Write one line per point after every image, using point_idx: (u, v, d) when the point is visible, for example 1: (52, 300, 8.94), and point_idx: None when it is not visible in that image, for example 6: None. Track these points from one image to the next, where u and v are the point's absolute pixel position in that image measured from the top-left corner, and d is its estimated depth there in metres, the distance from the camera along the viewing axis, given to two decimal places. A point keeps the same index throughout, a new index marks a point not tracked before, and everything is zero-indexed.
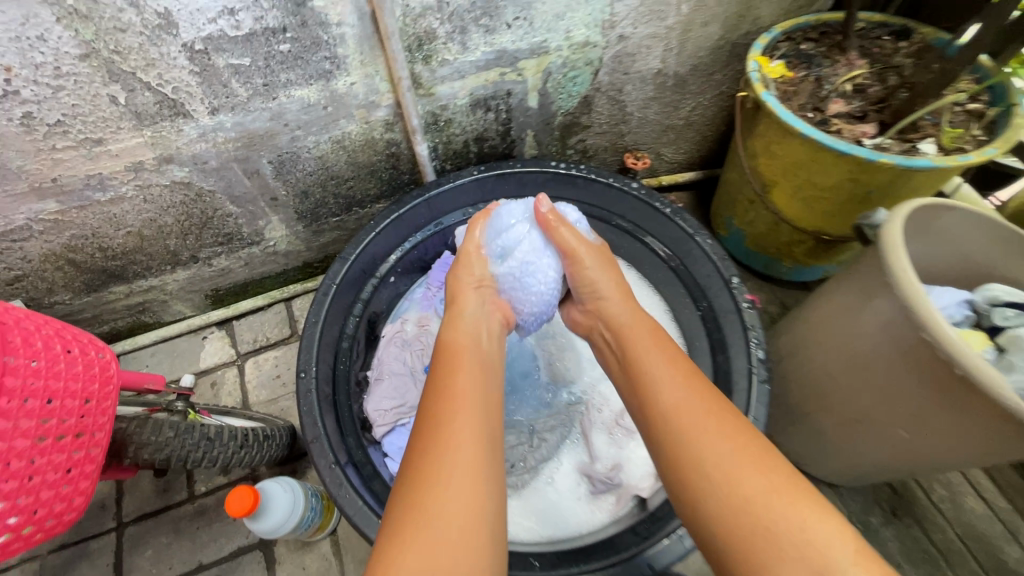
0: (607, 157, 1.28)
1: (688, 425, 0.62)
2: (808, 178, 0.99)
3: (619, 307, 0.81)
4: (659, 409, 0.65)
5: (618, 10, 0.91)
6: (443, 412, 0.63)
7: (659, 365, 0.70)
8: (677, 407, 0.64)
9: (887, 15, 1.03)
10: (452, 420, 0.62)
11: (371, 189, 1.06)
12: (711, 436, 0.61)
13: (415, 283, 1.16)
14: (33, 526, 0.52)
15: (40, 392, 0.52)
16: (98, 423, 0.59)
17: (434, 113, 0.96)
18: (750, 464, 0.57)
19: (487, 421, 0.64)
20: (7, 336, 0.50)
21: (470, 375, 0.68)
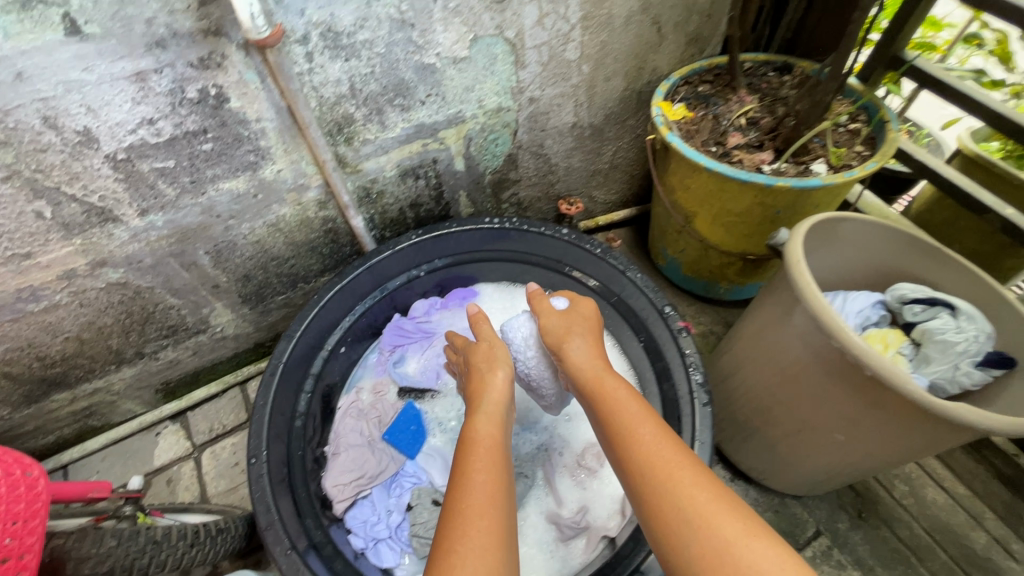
0: (542, 205, 1.35)
1: (655, 461, 0.61)
2: (721, 206, 1.06)
3: (593, 361, 0.81)
4: (628, 455, 0.64)
5: (524, 76, 0.99)
6: (465, 496, 0.60)
7: (626, 410, 0.69)
8: (650, 451, 0.62)
9: (768, 55, 1.15)
10: (474, 503, 0.59)
11: (314, 263, 1.09)
12: (684, 480, 0.58)
13: (368, 350, 1.17)
14: None
15: None
16: (26, 545, 0.57)
17: (364, 187, 1.00)
18: (711, 503, 0.55)
19: (501, 502, 0.60)
20: None
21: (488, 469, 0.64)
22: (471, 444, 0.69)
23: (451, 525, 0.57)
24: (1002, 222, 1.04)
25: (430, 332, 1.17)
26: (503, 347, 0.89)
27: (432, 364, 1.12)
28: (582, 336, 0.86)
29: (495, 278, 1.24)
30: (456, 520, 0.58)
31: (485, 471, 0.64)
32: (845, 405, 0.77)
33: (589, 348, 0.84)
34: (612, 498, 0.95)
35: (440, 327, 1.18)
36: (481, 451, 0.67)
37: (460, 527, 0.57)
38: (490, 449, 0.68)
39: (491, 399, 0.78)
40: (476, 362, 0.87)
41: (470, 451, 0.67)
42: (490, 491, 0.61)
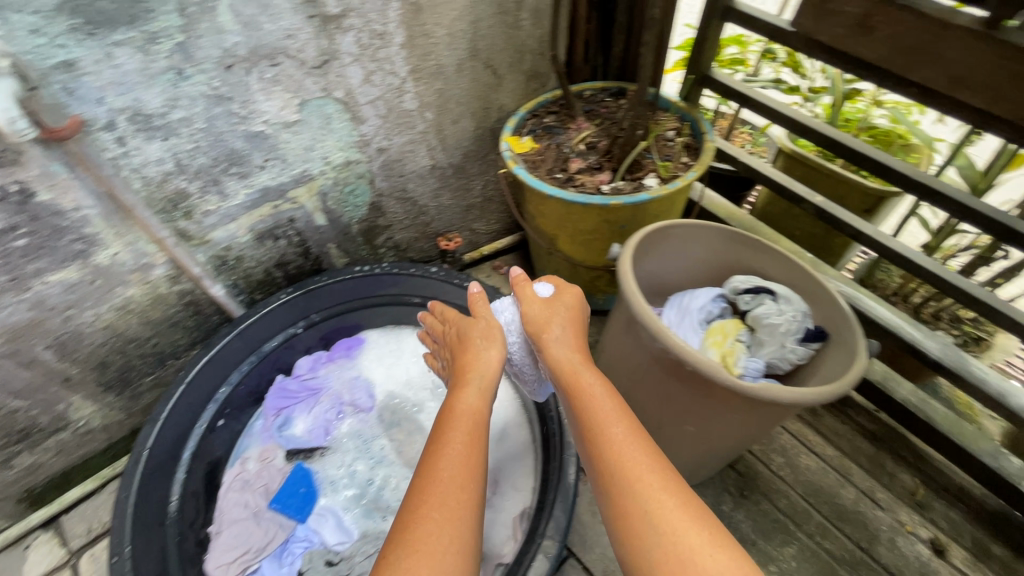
0: (422, 244, 1.38)
1: (626, 463, 0.63)
2: (574, 227, 1.13)
3: (569, 351, 0.78)
4: (601, 457, 0.65)
5: (366, 130, 1.03)
6: (445, 483, 0.61)
7: (601, 407, 0.69)
8: (621, 451, 0.64)
9: (603, 83, 1.25)
10: (450, 495, 0.60)
11: (180, 338, 1.06)
12: (653, 486, 0.60)
13: (254, 417, 1.14)
14: None
15: None
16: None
17: (219, 256, 1.00)
18: (676, 509, 0.58)
19: (471, 487, 0.61)
20: None
21: (461, 450, 0.65)
22: (454, 424, 0.68)
23: (422, 512, 0.58)
24: (815, 209, 1.18)
25: (316, 388, 1.16)
26: (491, 323, 0.83)
27: (320, 420, 1.11)
28: (564, 322, 0.83)
29: (380, 322, 1.25)
30: (429, 506, 0.58)
31: (467, 459, 0.64)
32: (684, 398, 0.84)
33: (567, 337, 0.81)
34: (505, 523, 0.97)
35: (326, 380, 1.17)
36: (462, 432, 0.67)
37: (433, 519, 0.57)
38: (472, 432, 0.67)
39: (474, 378, 0.75)
40: (457, 345, 0.85)
41: (451, 433, 0.67)
42: (466, 478, 0.62)
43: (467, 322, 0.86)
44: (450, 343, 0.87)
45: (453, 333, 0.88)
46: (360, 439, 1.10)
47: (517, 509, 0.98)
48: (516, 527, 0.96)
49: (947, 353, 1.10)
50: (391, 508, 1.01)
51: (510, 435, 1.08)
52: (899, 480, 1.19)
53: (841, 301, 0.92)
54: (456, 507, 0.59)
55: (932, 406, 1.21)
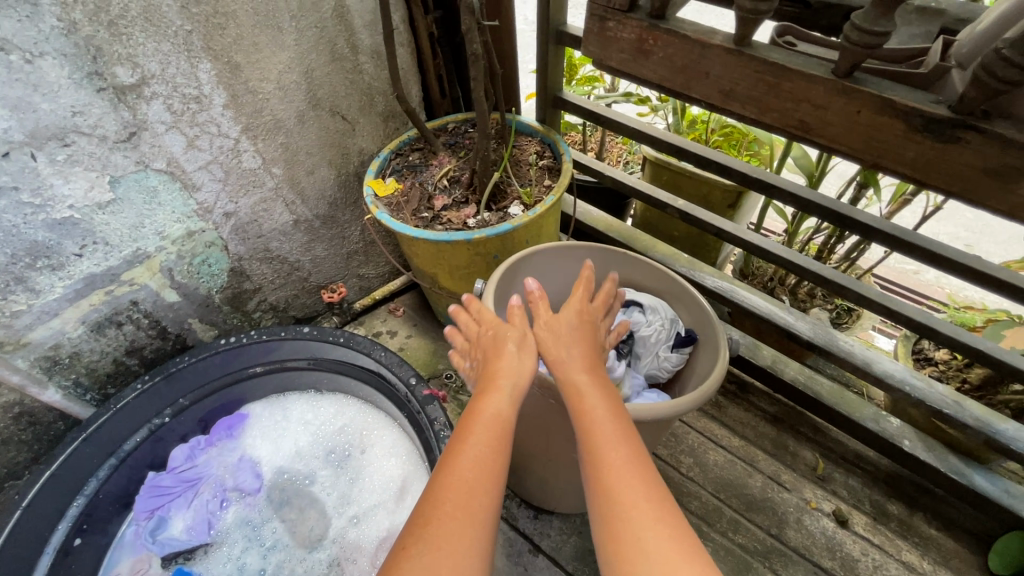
0: (305, 300, 1.31)
1: (626, 493, 0.57)
2: (449, 264, 1.11)
3: (592, 370, 0.71)
4: (600, 476, 0.59)
5: (203, 196, 0.97)
6: (459, 485, 0.57)
7: (611, 424, 0.63)
8: (626, 477, 0.58)
9: (462, 115, 1.25)
10: (462, 505, 0.55)
11: (18, 455, 0.96)
12: (652, 521, 0.54)
13: (124, 524, 1.03)
14: None
15: None
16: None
17: (47, 356, 0.90)
18: (673, 551, 0.52)
19: (485, 497, 0.57)
20: None
21: (474, 456, 0.60)
22: (474, 428, 0.63)
23: (435, 517, 0.54)
24: (680, 213, 1.23)
25: (194, 479, 1.06)
26: (524, 334, 0.74)
27: (201, 514, 1.01)
28: (587, 338, 0.75)
29: (262, 393, 1.16)
30: (449, 504, 0.55)
31: (485, 466, 0.59)
32: (565, 429, 0.80)
33: (589, 353, 0.73)
34: None
35: (206, 467, 1.07)
36: (484, 438, 0.62)
37: (447, 528, 0.53)
38: (492, 438, 0.62)
39: (498, 380, 0.68)
40: (486, 350, 0.74)
41: (474, 437, 0.62)
42: (479, 488, 0.57)
43: (497, 328, 0.75)
44: (482, 343, 0.76)
45: (479, 333, 0.78)
46: (249, 526, 1.01)
47: None
48: None
49: (817, 333, 1.16)
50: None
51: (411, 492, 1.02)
52: (802, 457, 1.23)
53: (704, 301, 0.93)
54: (468, 521, 0.54)
55: (818, 382, 1.26)
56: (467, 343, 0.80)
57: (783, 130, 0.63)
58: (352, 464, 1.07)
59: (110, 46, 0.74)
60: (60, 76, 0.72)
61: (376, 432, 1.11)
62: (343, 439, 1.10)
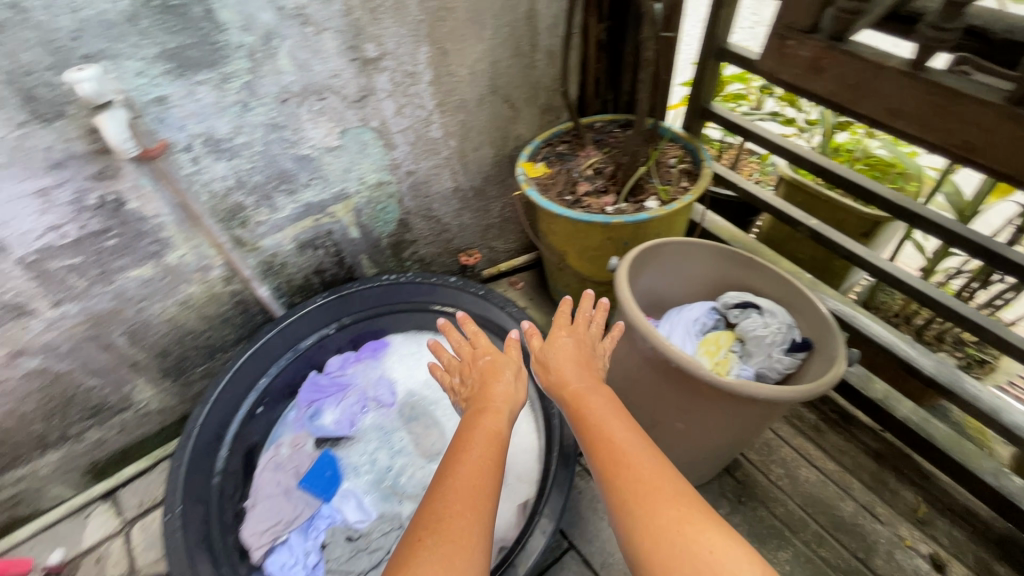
0: (445, 260, 1.51)
1: (628, 468, 0.64)
2: (582, 243, 1.24)
3: (579, 374, 0.80)
4: (606, 460, 0.66)
5: (397, 155, 1.18)
6: (464, 486, 0.61)
7: (608, 416, 0.71)
8: (626, 456, 0.65)
9: (611, 115, 1.38)
10: (475, 499, 0.60)
11: (228, 334, 1.21)
12: (651, 486, 0.62)
13: (287, 407, 1.27)
14: None
15: None
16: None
17: (266, 262, 1.14)
18: (674, 506, 0.59)
19: (487, 490, 0.62)
20: None
21: (475, 458, 0.65)
22: (470, 441, 0.68)
23: (450, 513, 0.58)
24: (810, 232, 1.25)
25: (344, 384, 1.28)
26: (513, 362, 0.84)
27: (347, 412, 1.23)
28: (578, 347, 0.86)
29: (403, 328, 1.38)
30: (455, 502, 0.59)
31: (484, 472, 0.64)
32: (675, 397, 0.91)
33: (576, 358, 0.83)
34: (509, 510, 1.06)
35: (353, 378, 1.29)
36: (482, 448, 0.67)
37: (462, 522, 0.57)
38: (489, 448, 0.68)
39: (491, 403, 0.76)
40: (480, 371, 0.83)
41: (472, 448, 0.67)
42: (482, 485, 0.62)
43: (489, 355, 0.85)
44: (476, 366, 0.85)
45: (474, 357, 0.87)
46: (382, 431, 1.21)
47: (520, 499, 1.06)
48: (518, 515, 1.04)
49: (942, 371, 1.13)
50: (406, 492, 1.11)
51: (517, 433, 1.17)
52: (901, 497, 1.20)
53: (824, 311, 0.99)
54: (478, 513, 0.59)
55: (933, 425, 1.22)
56: (460, 367, 0.89)
57: (946, 149, 0.76)
58: None
59: (368, 27, 0.96)
60: (332, 46, 0.95)
61: None
62: None
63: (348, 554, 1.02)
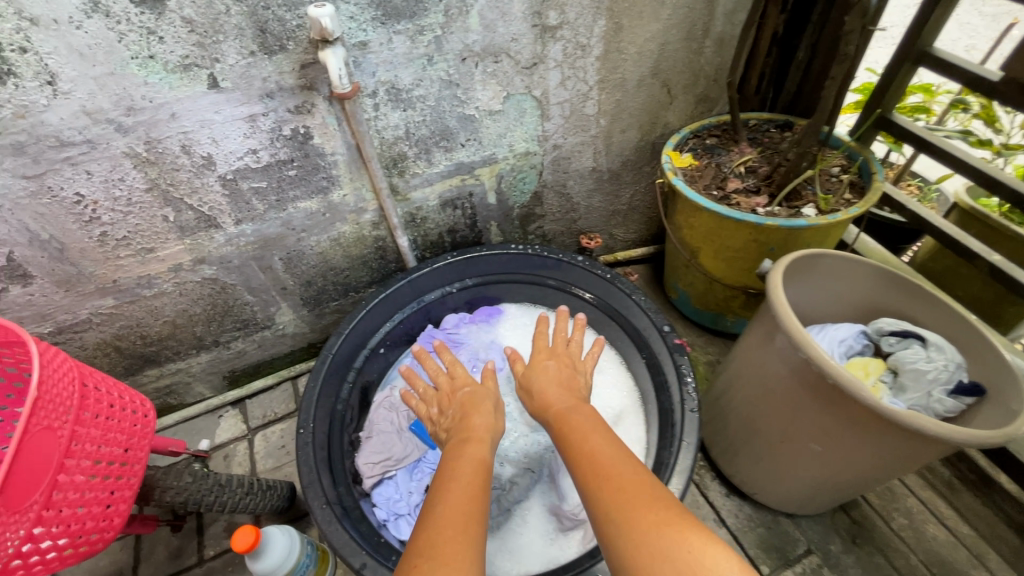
0: (566, 239, 1.51)
1: (603, 477, 0.69)
2: (722, 242, 1.19)
3: (561, 396, 0.90)
4: (588, 472, 0.72)
5: (549, 127, 1.18)
6: (458, 507, 0.65)
7: (589, 434, 0.77)
8: (605, 466, 0.71)
9: (771, 114, 1.30)
10: (468, 517, 0.64)
11: (363, 276, 1.28)
12: (626, 490, 0.66)
13: (403, 354, 1.33)
14: (70, 538, 0.62)
15: (98, 441, 0.67)
16: (134, 469, 0.73)
17: (411, 213, 1.20)
18: (648, 508, 0.63)
19: (476, 499, 0.67)
20: (89, 397, 0.68)
21: (461, 475, 0.71)
22: (458, 469, 0.73)
23: (444, 531, 0.61)
24: (989, 268, 1.11)
25: (458, 342, 1.32)
26: (490, 391, 0.92)
27: None
28: (559, 370, 0.95)
29: (519, 299, 1.40)
30: (444, 512, 0.64)
31: (470, 495, 0.68)
32: (819, 417, 0.85)
33: (562, 379, 0.94)
34: None
35: (467, 337, 1.33)
36: (470, 472, 0.72)
37: (454, 538, 0.60)
38: (473, 473, 0.73)
39: (473, 429, 0.83)
40: (459, 402, 0.91)
41: (456, 473, 0.72)
42: (472, 504, 0.66)
43: (465, 387, 0.93)
44: (456, 397, 0.92)
45: (450, 385, 0.96)
46: None
47: None
48: None
49: None
50: (509, 455, 1.13)
51: (624, 422, 1.15)
52: None
53: (1005, 355, 0.88)
54: (469, 529, 0.62)
55: None
56: (435, 398, 0.96)
57: None
58: None
59: None
60: (519, 10, 0.96)
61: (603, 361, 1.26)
62: None
63: None
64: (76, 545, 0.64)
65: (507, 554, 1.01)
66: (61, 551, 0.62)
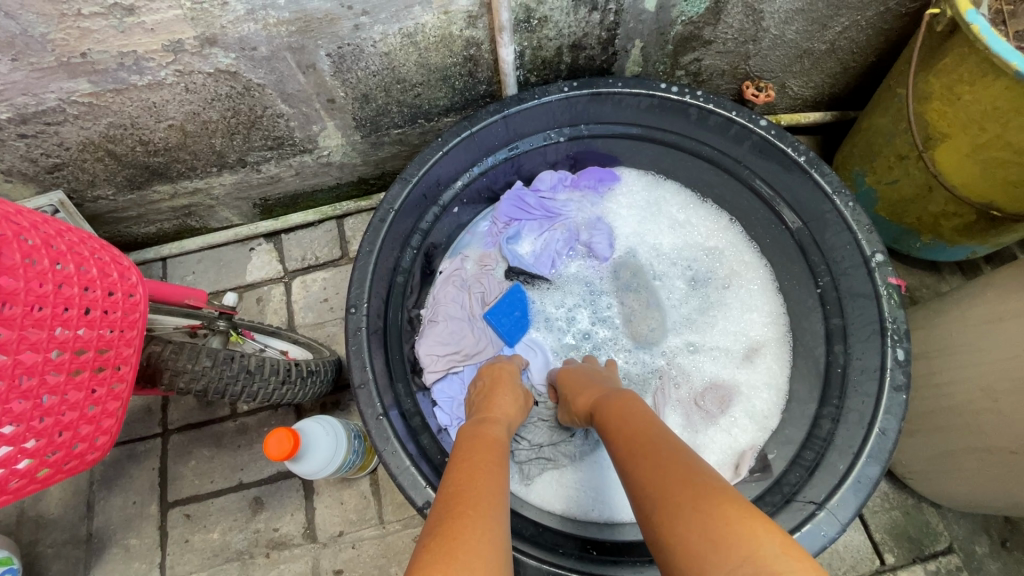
0: (722, 83, 1.05)
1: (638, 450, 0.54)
2: (1002, 135, 0.75)
3: (588, 390, 0.72)
4: (624, 448, 0.55)
5: None
6: (475, 485, 0.50)
7: (628, 408, 0.62)
8: (642, 436, 0.55)
9: None
10: (486, 496, 0.49)
11: (441, 98, 0.89)
12: (667, 458, 0.50)
13: (479, 215, 1.02)
14: (21, 479, 0.44)
15: (43, 345, 0.44)
16: (119, 374, 0.51)
17: (528, 7, 0.77)
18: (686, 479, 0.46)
19: (493, 472, 0.53)
20: (16, 278, 0.42)
21: (485, 454, 0.56)
22: (476, 447, 0.58)
23: (458, 510, 0.47)
24: None
25: (553, 213, 0.99)
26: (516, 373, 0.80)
27: (550, 249, 0.97)
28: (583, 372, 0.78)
29: (642, 164, 0.99)
30: (471, 485, 0.50)
31: (491, 473, 0.53)
32: None
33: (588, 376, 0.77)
34: (725, 449, 0.85)
35: (566, 208, 0.99)
36: (486, 451, 0.57)
37: (468, 520, 0.45)
38: (487, 450, 0.58)
39: (491, 413, 0.68)
40: (493, 374, 0.79)
41: (470, 452, 0.57)
42: (493, 482, 0.52)
43: (506, 364, 0.81)
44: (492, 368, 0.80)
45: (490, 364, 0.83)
46: (588, 288, 0.97)
47: (744, 443, 0.85)
48: (737, 460, 0.83)
49: None
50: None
51: (759, 358, 0.90)
52: None
53: None
54: (486, 509, 0.48)
55: None
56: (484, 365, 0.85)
57: None
58: (710, 292, 0.94)
59: None
60: None
61: (746, 275, 0.94)
62: (708, 265, 0.95)
63: (533, 421, 0.87)
64: (37, 480, 0.46)
65: (587, 488, 0.84)
66: (18, 489, 0.44)
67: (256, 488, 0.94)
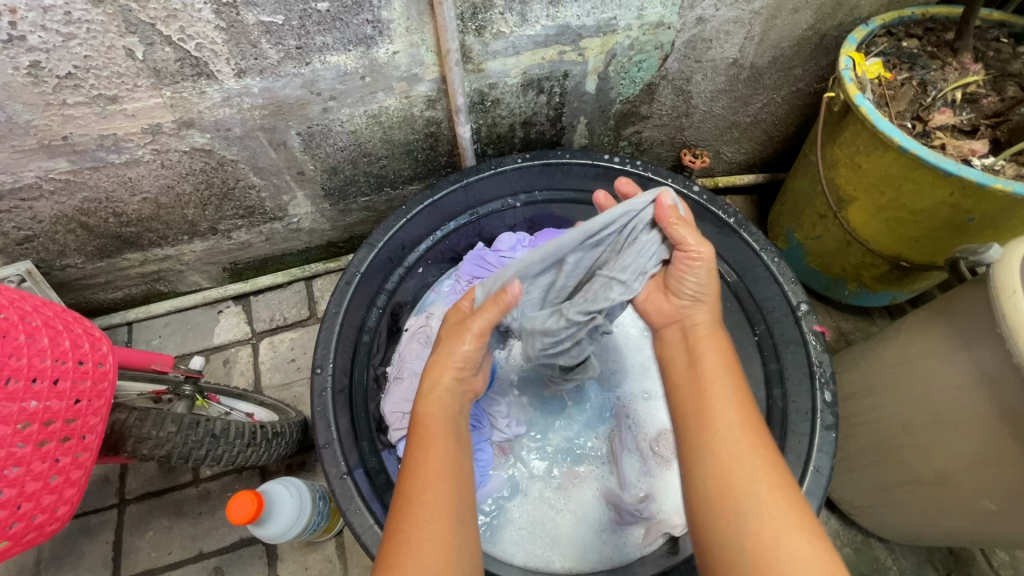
0: (662, 151, 1.16)
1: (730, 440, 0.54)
2: (896, 198, 0.86)
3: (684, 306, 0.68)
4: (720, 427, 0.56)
5: None
6: (423, 479, 0.53)
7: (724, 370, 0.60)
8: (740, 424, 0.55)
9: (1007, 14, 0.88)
10: (432, 500, 0.52)
11: (405, 169, 0.97)
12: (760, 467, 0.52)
13: (444, 274, 1.07)
14: None
15: (13, 418, 0.46)
16: (84, 443, 0.53)
17: (481, 91, 0.86)
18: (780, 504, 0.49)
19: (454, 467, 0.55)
20: None
21: (441, 437, 0.58)
22: (425, 424, 0.59)
23: (399, 524, 0.51)
24: None
25: None
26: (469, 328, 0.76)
27: None
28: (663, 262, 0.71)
29: None
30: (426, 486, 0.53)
31: (441, 461, 0.55)
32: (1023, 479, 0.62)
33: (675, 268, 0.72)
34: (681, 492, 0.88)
35: None
36: (437, 431, 0.58)
37: (406, 536, 0.49)
38: (438, 428, 0.58)
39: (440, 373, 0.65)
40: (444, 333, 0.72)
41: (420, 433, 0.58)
42: (442, 475, 0.54)
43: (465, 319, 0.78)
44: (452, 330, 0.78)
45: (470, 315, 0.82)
46: None
47: None
48: None
49: None
50: (584, 422, 0.96)
51: None
52: None
53: None
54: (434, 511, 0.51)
55: None
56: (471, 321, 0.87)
57: None
58: None
59: None
60: None
61: None
62: None
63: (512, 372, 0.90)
64: None
65: (548, 541, 0.86)
66: None
67: (217, 558, 0.92)
